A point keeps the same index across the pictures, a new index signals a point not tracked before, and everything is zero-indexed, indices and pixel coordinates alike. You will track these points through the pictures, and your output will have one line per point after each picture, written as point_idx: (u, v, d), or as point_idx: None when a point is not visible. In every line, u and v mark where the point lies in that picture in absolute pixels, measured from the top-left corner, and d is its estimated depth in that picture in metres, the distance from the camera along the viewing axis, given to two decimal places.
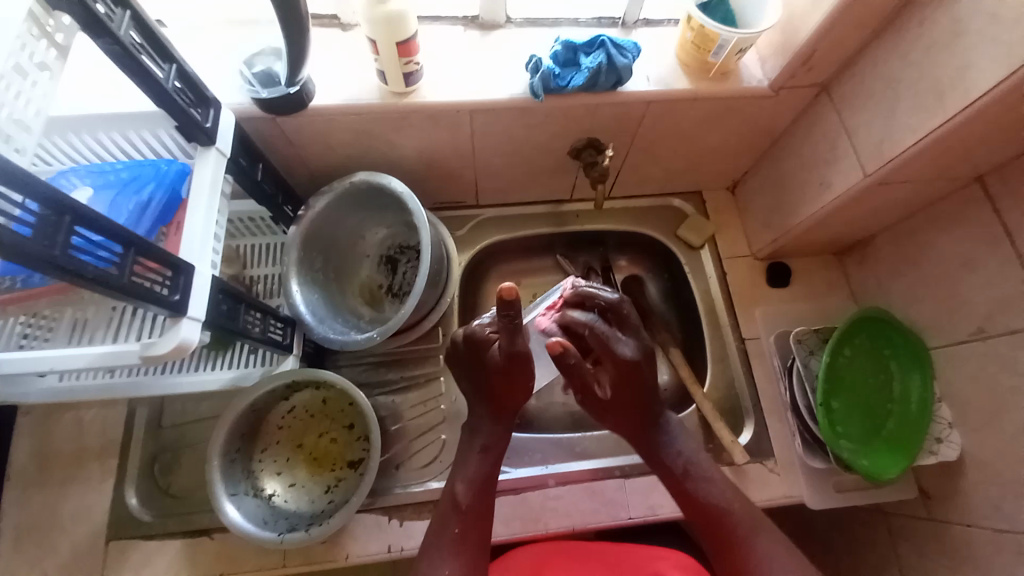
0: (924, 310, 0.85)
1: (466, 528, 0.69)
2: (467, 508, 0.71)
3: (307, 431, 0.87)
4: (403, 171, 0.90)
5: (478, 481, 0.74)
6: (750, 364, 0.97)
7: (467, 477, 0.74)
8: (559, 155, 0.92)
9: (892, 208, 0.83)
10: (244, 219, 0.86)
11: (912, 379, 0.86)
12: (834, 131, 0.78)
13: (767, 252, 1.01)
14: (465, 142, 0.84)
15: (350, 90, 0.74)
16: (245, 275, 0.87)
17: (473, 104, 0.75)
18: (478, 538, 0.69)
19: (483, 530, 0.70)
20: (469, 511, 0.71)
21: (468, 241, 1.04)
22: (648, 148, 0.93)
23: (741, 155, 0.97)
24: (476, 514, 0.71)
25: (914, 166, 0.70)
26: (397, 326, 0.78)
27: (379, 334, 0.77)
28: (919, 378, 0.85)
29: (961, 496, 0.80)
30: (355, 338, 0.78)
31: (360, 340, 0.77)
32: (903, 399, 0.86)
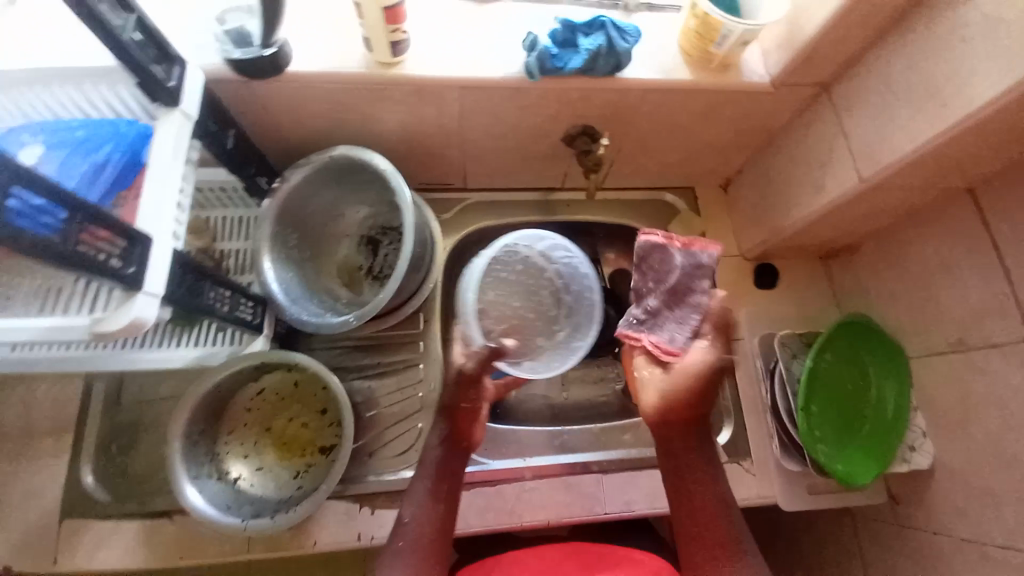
0: (907, 318, 0.85)
1: (420, 541, 0.63)
2: (418, 528, 0.64)
3: (276, 415, 0.84)
4: (387, 147, 0.86)
5: (436, 496, 0.67)
6: (732, 365, 0.96)
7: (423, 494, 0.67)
8: (551, 141, 0.88)
9: (884, 214, 0.83)
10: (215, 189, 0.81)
11: (891, 389, 0.86)
12: (832, 133, 0.77)
13: (756, 253, 1.00)
14: (453, 120, 0.80)
15: (333, 57, 0.69)
16: (215, 249, 0.82)
17: (464, 80, 0.71)
18: (432, 552, 0.63)
19: (437, 546, 0.64)
20: (417, 527, 0.64)
21: (453, 225, 1.01)
22: (643, 140, 0.90)
23: (737, 152, 0.96)
24: (428, 535, 0.64)
25: (911, 173, 0.69)
26: (375, 311, 0.75)
27: (355, 318, 0.74)
28: (897, 387, 0.86)
29: (929, 503, 0.82)
30: (329, 320, 0.75)
31: (334, 323, 0.74)
32: (886, 410, 0.86)
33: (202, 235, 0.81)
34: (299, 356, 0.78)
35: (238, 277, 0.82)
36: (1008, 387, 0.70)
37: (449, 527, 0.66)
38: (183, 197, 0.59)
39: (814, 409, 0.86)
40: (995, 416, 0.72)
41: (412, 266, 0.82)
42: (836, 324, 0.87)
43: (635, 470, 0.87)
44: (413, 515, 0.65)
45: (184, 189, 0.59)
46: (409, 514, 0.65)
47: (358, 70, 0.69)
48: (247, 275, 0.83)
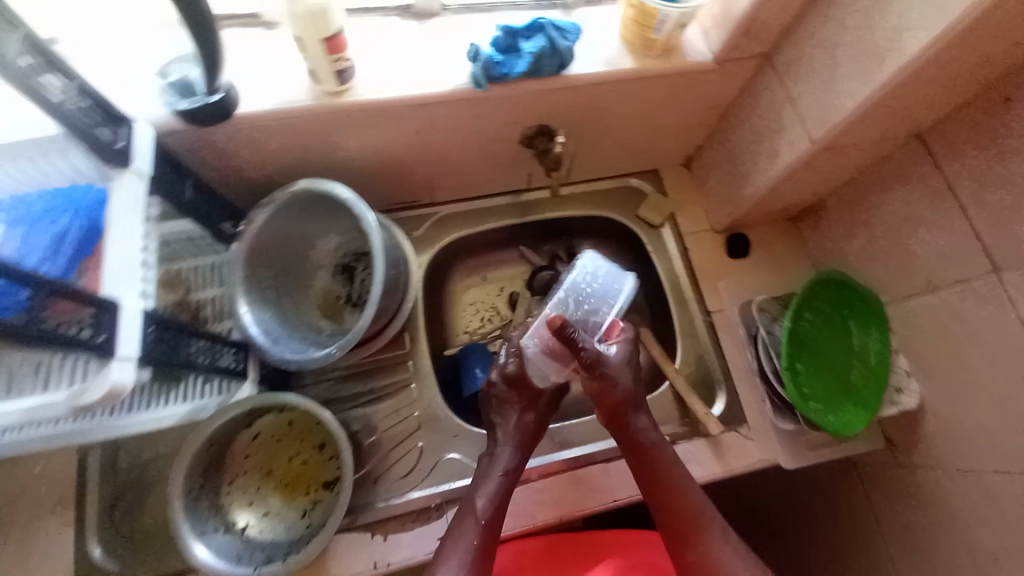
0: (879, 266, 0.87)
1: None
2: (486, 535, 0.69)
3: (275, 457, 0.83)
4: (349, 174, 0.86)
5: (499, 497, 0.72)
6: (719, 337, 0.97)
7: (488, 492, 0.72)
8: (511, 146, 0.89)
9: (838, 173, 0.85)
10: (185, 239, 0.79)
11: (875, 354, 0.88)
12: (780, 101, 0.79)
13: (726, 225, 1.02)
14: (412, 140, 0.81)
15: (282, 94, 0.69)
16: (189, 300, 0.79)
17: (414, 98, 0.71)
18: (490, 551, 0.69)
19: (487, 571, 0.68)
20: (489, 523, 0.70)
21: (426, 241, 1.01)
22: (601, 131, 0.91)
23: (693, 131, 0.97)
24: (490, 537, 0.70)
25: (858, 131, 0.71)
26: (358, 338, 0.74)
27: (338, 349, 0.73)
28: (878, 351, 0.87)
29: (925, 442, 0.84)
30: (312, 356, 0.75)
31: (318, 358, 0.73)
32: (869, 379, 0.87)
33: (177, 287, 0.78)
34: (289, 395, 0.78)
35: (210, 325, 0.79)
36: (982, 320, 0.73)
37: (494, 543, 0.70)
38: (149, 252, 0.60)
39: (799, 367, 0.89)
40: (973, 349, 0.75)
41: (387, 291, 0.81)
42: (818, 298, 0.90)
43: None
44: (485, 514, 0.71)
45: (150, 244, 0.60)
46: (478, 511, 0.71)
47: (310, 103, 0.69)
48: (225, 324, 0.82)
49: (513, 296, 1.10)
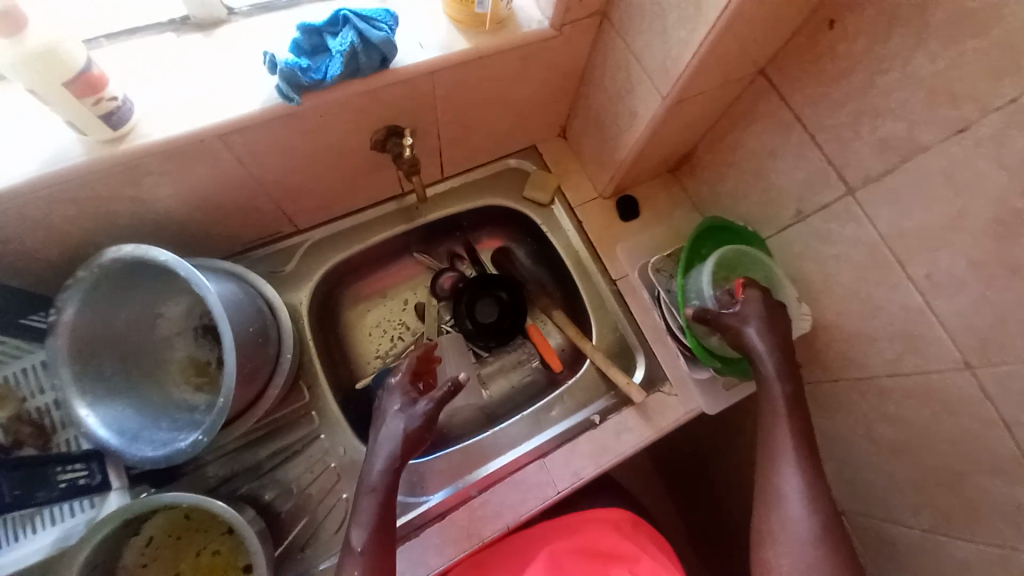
0: (755, 201, 0.89)
1: None
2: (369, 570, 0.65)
3: (181, 556, 0.73)
4: (179, 225, 0.74)
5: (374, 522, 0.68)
6: (626, 303, 0.96)
7: (362, 523, 0.68)
8: (363, 154, 0.81)
9: (699, 119, 0.84)
10: None
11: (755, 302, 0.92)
12: (626, 57, 0.76)
13: (612, 189, 0.99)
14: (239, 173, 0.71)
15: (52, 156, 0.58)
16: (26, 410, 0.65)
17: (217, 128, 0.61)
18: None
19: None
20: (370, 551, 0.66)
21: (302, 274, 0.91)
22: (458, 121, 0.85)
23: (556, 100, 0.93)
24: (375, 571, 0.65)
25: (703, 78, 0.70)
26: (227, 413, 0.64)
27: (206, 432, 0.64)
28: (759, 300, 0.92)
29: (821, 360, 0.88)
30: (181, 447, 0.64)
31: (187, 448, 0.63)
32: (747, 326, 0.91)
33: (4, 400, 0.63)
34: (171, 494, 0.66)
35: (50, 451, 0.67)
36: (848, 238, 0.76)
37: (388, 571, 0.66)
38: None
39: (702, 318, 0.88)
40: (845, 267, 0.78)
41: (254, 352, 0.72)
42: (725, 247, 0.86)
43: (573, 439, 0.86)
44: (365, 545, 0.66)
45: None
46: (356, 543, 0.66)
47: (92, 160, 0.58)
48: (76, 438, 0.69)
49: (419, 307, 1.03)
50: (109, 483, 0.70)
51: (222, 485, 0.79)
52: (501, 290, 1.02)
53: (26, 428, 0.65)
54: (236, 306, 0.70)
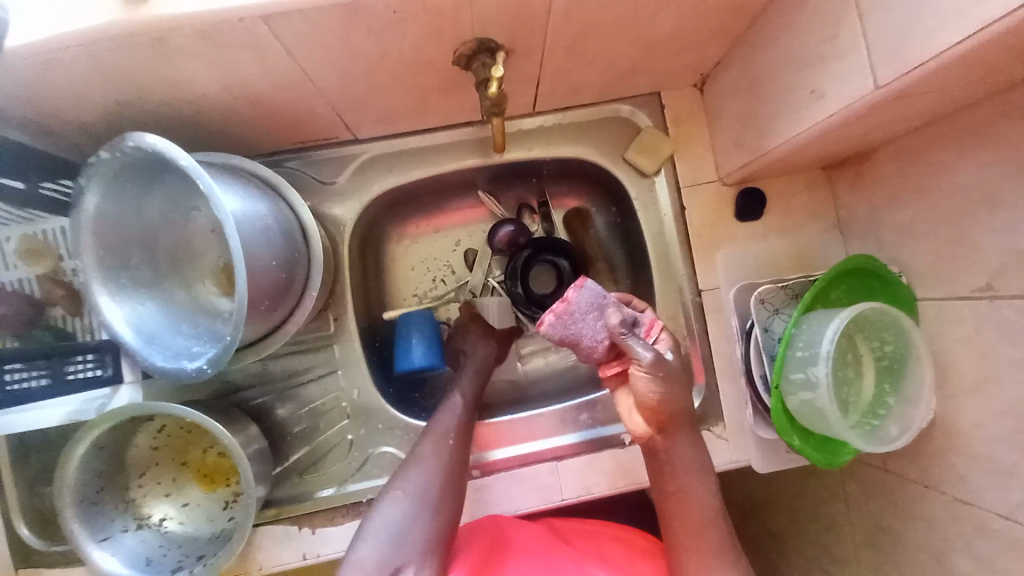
0: (930, 248, 0.66)
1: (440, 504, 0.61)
2: (446, 450, 0.67)
3: (190, 447, 0.76)
4: (222, 112, 0.64)
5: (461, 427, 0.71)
6: (705, 320, 0.80)
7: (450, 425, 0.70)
8: (440, 69, 0.64)
9: (902, 120, 0.60)
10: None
11: (868, 379, 0.73)
12: (839, 10, 0.51)
13: (738, 178, 0.77)
14: (289, 68, 0.57)
15: (68, 12, 0.47)
16: (62, 272, 0.67)
17: (261, 8, 0.47)
18: (454, 486, 0.64)
19: (455, 496, 0.64)
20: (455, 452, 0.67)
21: (352, 192, 0.80)
22: (569, 47, 0.64)
23: (708, 42, 0.69)
24: (451, 454, 0.67)
25: (949, 73, 0.45)
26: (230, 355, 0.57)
27: (209, 366, 0.58)
28: (875, 373, 0.73)
29: (922, 459, 0.71)
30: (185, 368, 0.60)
31: (189, 374, 0.59)
32: (850, 401, 0.73)
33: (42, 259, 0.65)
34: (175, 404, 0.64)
35: (76, 319, 0.69)
36: None
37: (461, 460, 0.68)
38: (7, 243, 0.62)
39: None
40: (1020, 380, 0.58)
41: (276, 295, 0.62)
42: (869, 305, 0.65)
43: (595, 453, 0.78)
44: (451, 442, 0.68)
45: (4, 237, 0.62)
46: (444, 424, 0.70)
47: (108, 26, 0.47)
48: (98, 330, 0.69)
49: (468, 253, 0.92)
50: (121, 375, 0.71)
51: (239, 392, 0.78)
52: (562, 258, 0.88)
53: (61, 290, 0.67)
54: (263, 238, 0.59)
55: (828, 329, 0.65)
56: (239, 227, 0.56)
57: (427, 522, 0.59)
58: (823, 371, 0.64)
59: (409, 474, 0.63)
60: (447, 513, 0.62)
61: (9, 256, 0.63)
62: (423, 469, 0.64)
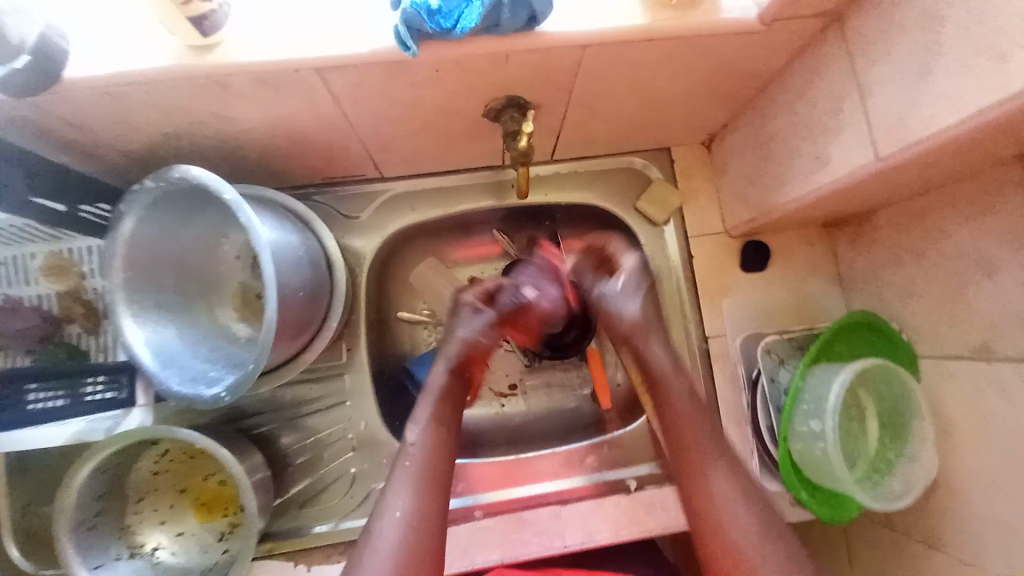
0: (928, 308, 0.69)
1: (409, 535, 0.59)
2: (422, 470, 0.64)
3: (191, 474, 0.75)
4: (262, 147, 0.67)
5: (446, 422, 0.70)
6: (711, 367, 0.82)
7: (421, 425, 0.68)
8: (471, 118, 0.68)
9: (897, 187, 0.64)
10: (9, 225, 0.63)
11: (874, 430, 0.75)
12: (842, 87, 0.56)
13: (744, 231, 0.81)
14: (332, 113, 0.61)
15: (133, 51, 0.51)
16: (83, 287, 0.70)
17: (316, 61, 0.51)
18: (430, 489, 0.63)
19: (437, 516, 0.62)
20: (429, 454, 0.66)
21: (373, 226, 0.83)
22: (592, 105, 0.69)
23: (719, 107, 0.74)
24: (429, 471, 0.64)
25: (946, 149, 0.50)
26: (252, 381, 0.59)
27: (230, 394, 0.59)
28: (879, 428, 0.74)
29: (928, 518, 0.71)
30: (202, 393, 0.60)
31: (207, 400, 0.59)
32: (857, 454, 0.74)
33: (65, 276, 0.69)
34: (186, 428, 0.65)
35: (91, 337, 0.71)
36: None
37: (441, 474, 0.65)
38: (33, 259, 0.67)
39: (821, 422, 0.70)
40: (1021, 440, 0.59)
41: (300, 324, 0.64)
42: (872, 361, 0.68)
43: (600, 497, 0.78)
44: (419, 443, 0.66)
45: (29, 253, 0.67)
46: (414, 441, 0.67)
47: (168, 65, 0.51)
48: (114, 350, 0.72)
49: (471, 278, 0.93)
50: (133, 399, 0.72)
51: (246, 419, 0.78)
52: None
53: (79, 308, 0.70)
54: (294, 268, 0.61)
55: (836, 383, 0.67)
56: (275, 256, 0.58)
57: (407, 558, 0.57)
58: (831, 425, 0.65)
59: (387, 504, 0.61)
60: (426, 539, 0.60)
61: (34, 272, 0.68)
62: (400, 492, 0.62)
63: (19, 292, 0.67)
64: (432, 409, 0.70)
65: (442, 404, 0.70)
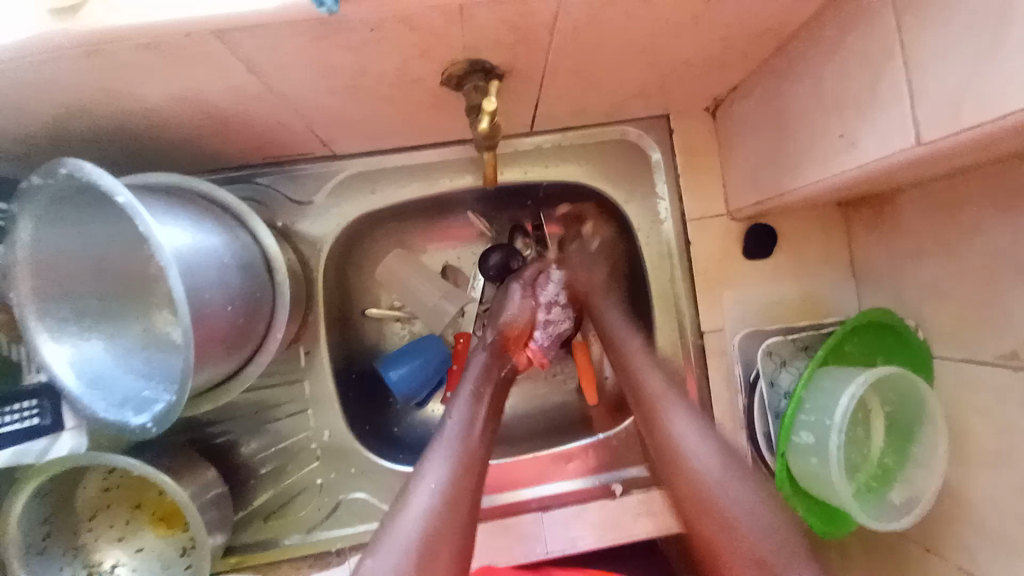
0: (953, 306, 0.60)
1: (439, 510, 0.49)
2: (464, 444, 0.56)
3: (146, 487, 0.70)
4: (181, 126, 0.57)
5: (492, 404, 0.63)
6: (706, 365, 0.75)
7: (463, 401, 0.61)
8: (427, 88, 0.57)
9: (930, 170, 0.54)
10: None
11: (879, 437, 0.68)
12: (881, 49, 0.45)
13: (748, 213, 0.71)
14: (252, 87, 0.50)
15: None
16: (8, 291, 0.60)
17: (209, 22, 0.40)
18: (473, 466, 0.54)
19: (473, 498, 0.52)
20: (481, 430, 0.58)
21: (330, 213, 0.74)
22: (572, 69, 0.57)
23: (725, 68, 0.62)
24: (468, 447, 0.56)
25: (1007, 130, 0.39)
26: (180, 413, 0.51)
27: (155, 425, 0.51)
28: (882, 431, 0.68)
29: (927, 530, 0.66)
30: (129, 420, 0.53)
31: (134, 429, 0.52)
32: (859, 462, 0.67)
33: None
34: (123, 454, 0.58)
35: (21, 346, 0.61)
36: None
37: (482, 457, 0.56)
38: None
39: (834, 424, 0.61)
40: None
41: (234, 341, 0.55)
42: (890, 368, 0.60)
43: (583, 504, 0.74)
44: (458, 417, 0.59)
45: None
46: (454, 417, 0.59)
47: (21, 33, 0.40)
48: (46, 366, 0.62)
49: (444, 266, 0.85)
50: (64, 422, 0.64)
51: (203, 428, 0.72)
52: None
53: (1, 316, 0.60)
54: (219, 279, 0.52)
55: (845, 394, 0.60)
56: (190, 267, 0.48)
57: (440, 541, 0.47)
58: (833, 442, 0.60)
59: (422, 477, 0.52)
60: (458, 522, 0.49)
61: None
62: (436, 465, 0.53)
63: None
64: (477, 388, 0.63)
65: (486, 383, 0.64)
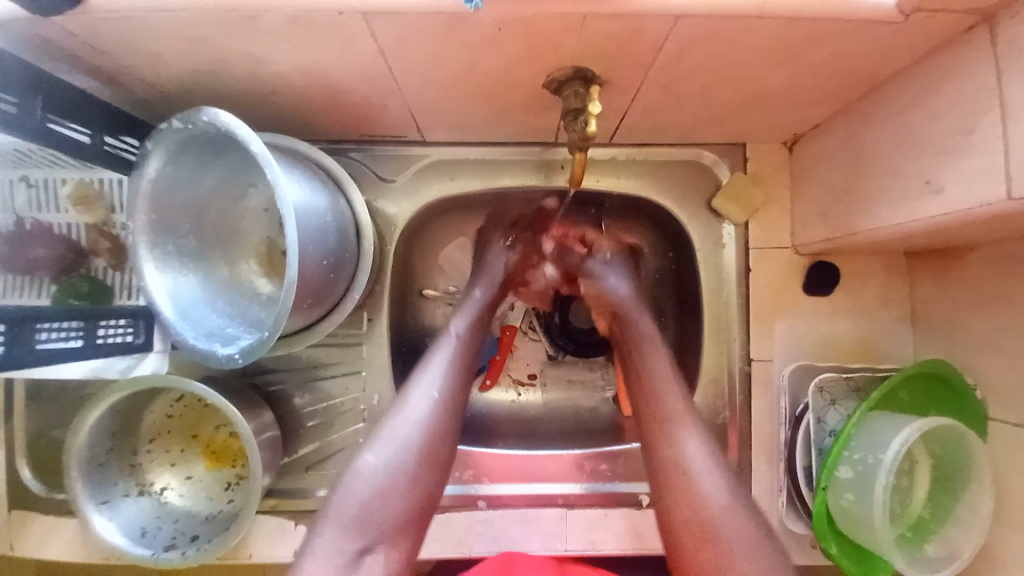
0: (1018, 369, 0.60)
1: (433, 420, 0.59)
2: (459, 358, 0.65)
3: (203, 420, 0.76)
4: (300, 94, 0.62)
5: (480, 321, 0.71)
6: (749, 393, 0.76)
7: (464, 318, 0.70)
8: (528, 88, 0.61)
9: (1010, 228, 0.55)
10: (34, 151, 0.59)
11: (922, 489, 0.67)
12: (980, 104, 0.46)
13: (813, 248, 0.73)
14: (375, 67, 0.55)
15: None
16: (113, 221, 0.66)
17: (360, 5, 0.45)
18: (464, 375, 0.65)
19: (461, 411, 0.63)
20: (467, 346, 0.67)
21: (409, 192, 0.78)
22: (666, 87, 0.60)
23: (811, 105, 0.64)
24: (462, 359, 0.66)
25: None
26: (266, 351, 0.55)
27: (242, 357, 0.55)
28: (926, 484, 0.67)
29: None
30: (217, 351, 0.57)
31: (220, 358, 0.56)
32: (899, 511, 0.67)
33: (92, 208, 0.65)
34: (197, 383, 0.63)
35: (116, 273, 0.68)
36: None
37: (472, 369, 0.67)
38: (61, 185, 0.63)
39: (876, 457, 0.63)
40: None
41: (318, 294, 0.60)
42: (947, 420, 0.60)
43: (607, 509, 0.75)
44: (460, 332, 0.68)
45: (60, 179, 0.63)
46: (458, 329, 0.68)
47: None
48: (138, 294, 0.68)
49: None
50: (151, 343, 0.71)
51: (262, 374, 0.77)
52: None
53: (105, 241, 0.66)
54: (318, 234, 0.57)
55: (896, 437, 0.61)
56: (299, 219, 0.53)
57: (428, 442, 0.58)
58: (879, 483, 0.60)
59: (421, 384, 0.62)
60: (445, 432, 0.60)
61: (62, 198, 0.64)
62: (435, 372, 0.63)
63: (46, 217, 0.63)
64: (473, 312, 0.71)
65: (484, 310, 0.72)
